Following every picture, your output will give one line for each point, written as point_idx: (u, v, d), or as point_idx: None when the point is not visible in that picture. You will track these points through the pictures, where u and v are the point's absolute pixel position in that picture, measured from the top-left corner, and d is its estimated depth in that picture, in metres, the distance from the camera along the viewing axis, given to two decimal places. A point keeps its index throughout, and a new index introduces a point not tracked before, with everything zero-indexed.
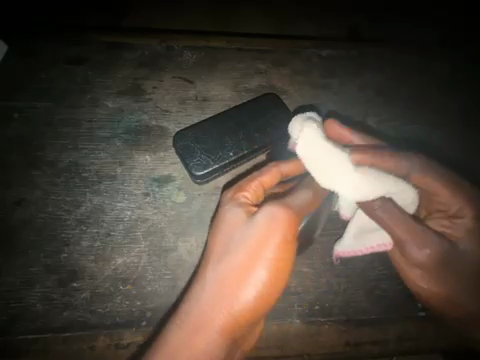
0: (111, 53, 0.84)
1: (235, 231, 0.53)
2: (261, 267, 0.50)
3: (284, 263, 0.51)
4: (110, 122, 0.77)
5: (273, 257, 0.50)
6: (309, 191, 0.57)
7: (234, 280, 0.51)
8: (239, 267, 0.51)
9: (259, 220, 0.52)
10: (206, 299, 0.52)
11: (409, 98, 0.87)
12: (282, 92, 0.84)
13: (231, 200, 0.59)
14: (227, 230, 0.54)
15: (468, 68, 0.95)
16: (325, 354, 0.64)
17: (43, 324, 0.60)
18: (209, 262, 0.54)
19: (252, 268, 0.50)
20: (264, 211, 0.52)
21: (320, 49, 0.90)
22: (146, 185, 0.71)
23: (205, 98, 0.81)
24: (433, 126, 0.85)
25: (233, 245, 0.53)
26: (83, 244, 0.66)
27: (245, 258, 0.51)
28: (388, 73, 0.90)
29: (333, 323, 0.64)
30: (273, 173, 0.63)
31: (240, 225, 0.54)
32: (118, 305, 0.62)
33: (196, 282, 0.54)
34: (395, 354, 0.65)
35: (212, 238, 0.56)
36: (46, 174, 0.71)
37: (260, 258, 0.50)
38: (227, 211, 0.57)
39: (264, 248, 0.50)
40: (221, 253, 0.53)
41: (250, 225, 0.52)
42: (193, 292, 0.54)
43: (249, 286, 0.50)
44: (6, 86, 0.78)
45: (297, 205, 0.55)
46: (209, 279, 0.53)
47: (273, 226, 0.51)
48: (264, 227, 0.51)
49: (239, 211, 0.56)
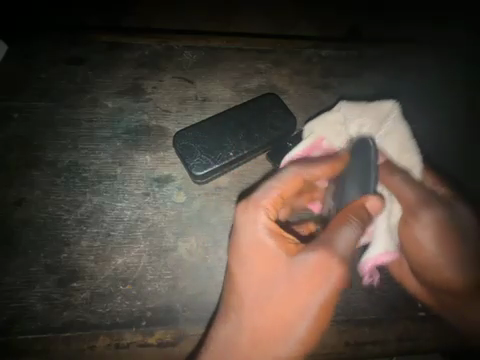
0: (112, 53, 0.84)
1: (268, 279, 0.56)
2: (307, 315, 0.55)
3: (324, 309, 0.55)
4: (110, 122, 0.77)
5: (318, 308, 0.54)
6: (352, 227, 0.55)
7: (277, 323, 0.56)
8: (277, 312, 0.56)
9: (302, 265, 0.54)
10: (245, 336, 0.57)
11: (408, 98, 0.87)
12: (283, 91, 0.84)
13: (258, 223, 0.57)
14: (266, 273, 0.56)
15: (468, 69, 0.95)
16: (327, 354, 0.63)
17: (43, 324, 0.60)
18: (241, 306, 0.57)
19: (298, 312, 0.55)
20: (309, 259, 0.54)
21: (320, 49, 0.90)
22: (146, 185, 0.71)
23: (205, 98, 0.81)
24: (433, 127, 0.85)
25: (275, 292, 0.56)
26: (83, 244, 0.66)
27: (287, 302, 0.55)
28: (388, 73, 0.90)
29: (333, 323, 0.64)
30: (294, 180, 0.59)
31: (274, 274, 0.56)
32: (118, 305, 0.62)
33: (232, 316, 0.58)
34: (395, 354, 0.64)
35: (243, 276, 0.57)
36: (46, 173, 0.71)
37: (300, 303, 0.55)
38: (249, 242, 0.57)
39: (310, 298, 0.54)
40: (260, 297, 0.56)
41: (293, 270, 0.55)
42: (230, 325, 0.58)
43: (294, 330, 0.55)
44: (6, 87, 0.78)
45: (343, 248, 0.54)
46: (252, 321, 0.57)
47: (322, 276, 0.53)
48: (309, 275, 0.54)
49: (270, 243, 0.56)
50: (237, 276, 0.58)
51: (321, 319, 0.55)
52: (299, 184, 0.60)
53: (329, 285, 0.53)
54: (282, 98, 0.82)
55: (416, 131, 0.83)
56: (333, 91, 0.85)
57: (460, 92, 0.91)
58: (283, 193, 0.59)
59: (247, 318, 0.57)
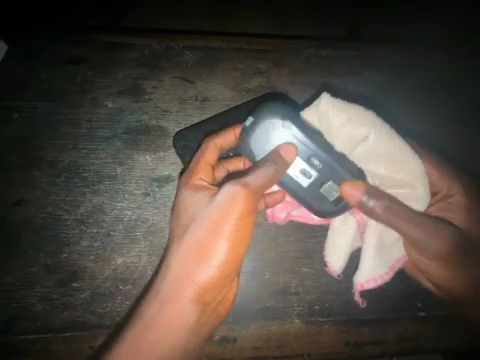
0: (111, 53, 0.84)
1: (189, 220, 0.54)
2: (221, 239, 0.51)
3: (239, 238, 0.52)
4: (110, 122, 0.77)
5: (232, 228, 0.51)
6: (266, 166, 0.56)
7: (197, 255, 0.52)
8: (196, 249, 0.52)
9: (215, 199, 0.52)
10: (172, 277, 0.53)
11: (407, 99, 0.88)
12: (282, 91, 0.84)
13: (186, 189, 0.59)
14: (187, 219, 0.55)
15: (468, 69, 0.95)
16: (325, 353, 0.64)
17: (43, 324, 0.60)
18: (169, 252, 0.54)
19: (213, 240, 0.51)
20: (221, 192, 0.52)
21: (320, 49, 0.90)
22: (146, 185, 0.71)
23: (205, 99, 0.81)
24: (433, 127, 0.85)
25: (192, 226, 0.53)
26: (83, 244, 0.66)
27: (207, 232, 0.51)
28: (389, 73, 0.90)
29: (333, 323, 0.64)
30: (213, 150, 0.63)
31: (195, 214, 0.54)
32: (118, 305, 0.62)
33: (163, 264, 0.55)
34: (395, 354, 0.65)
35: (176, 226, 0.57)
36: (46, 173, 0.71)
37: (216, 239, 0.51)
38: (183, 198, 0.58)
39: (223, 226, 0.51)
40: (181, 234, 0.54)
41: (207, 207, 0.53)
42: (162, 271, 0.54)
43: (213, 258, 0.51)
44: (6, 86, 0.78)
45: (256, 181, 0.53)
46: (175, 261, 0.52)
47: (230, 206, 0.51)
48: (221, 206, 0.51)
49: (197, 198, 0.56)
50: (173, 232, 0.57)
51: (235, 255, 0.52)
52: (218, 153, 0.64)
53: (238, 209, 0.51)
54: (282, 98, 0.82)
55: (415, 132, 0.83)
56: (332, 91, 0.85)
57: (460, 92, 0.91)
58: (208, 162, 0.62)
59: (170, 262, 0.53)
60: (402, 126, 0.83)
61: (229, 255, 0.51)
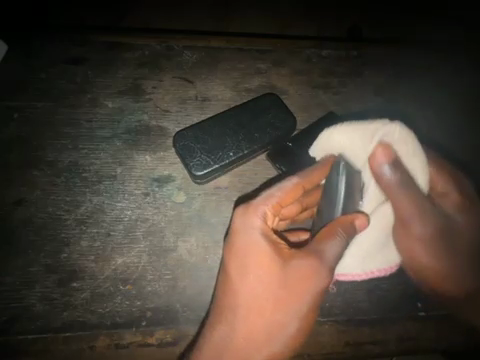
0: (111, 53, 0.84)
1: (263, 281, 0.55)
2: (295, 314, 0.55)
3: (311, 312, 0.56)
4: (110, 122, 0.77)
5: (304, 304, 0.55)
6: (340, 239, 0.56)
7: (266, 324, 0.55)
8: (266, 313, 0.55)
9: (292, 268, 0.55)
10: (237, 340, 0.55)
11: (408, 97, 0.87)
12: (283, 92, 0.84)
13: (253, 228, 0.56)
14: (260, 276, 0.55)
15: (468, 69, 0.95)
16: (326, 354, 0.64)
17: (43, 324, 0.60)
18: (233, 309, 0.56)
19: (287, 312, 0.55)
20: (302, 262, 0.55)
21: (320, 49, 0.90)
22: (146, 185, 0.71)
23: (205, 99, 0.81)
24: (434, 126, 0.84)
25: (263, 293, 0.55)
26: (83, 244, 0.66)
27: (277, 302, 0.55)
28: (388, 72, 0.90)
29: (333, 323, 0.64)
30: (295, 188, 0.59)
31: (268, 276, 0.55)
32: (118, 305, 0.62)
33: (223, 320, 0.56)
34: (396, 354, 0.65)
35: (232, 279, 0.56)
36: (46, 173, 0.71)
37: (289, 305, 0.55)
38: (244, 241, 0.56)
39: (298, 303, 0.55)
40: (250, 297, 0.55)
41: (286, 272, 0.55)
42: (226, 324, 0.56)
43: (287, 331, 0.55)
44: (6, 87, 0.78)
45: (332, 254, 0.56)
46: (245, 327, 0.55)
47: (309, 281, 0.54)
48: (300, 278, 0.55)
49: (264, 248, 0.55)
50: (231, 283, 0.56)
51: (306, 326, 0.56)
52: (300, 192, 0.60)
53: (317, 283, 0.55)
54: (282, 98, 0.82)
55: (415, 131, 0.83)
56: (333, 91, 0.85)
57: (460, 92, 0.91)
58: (280, 201, 0.58)
59: (234, 322, 0.55)
60: (403, 126, 0.83)
61: (300, 330, 0.56)
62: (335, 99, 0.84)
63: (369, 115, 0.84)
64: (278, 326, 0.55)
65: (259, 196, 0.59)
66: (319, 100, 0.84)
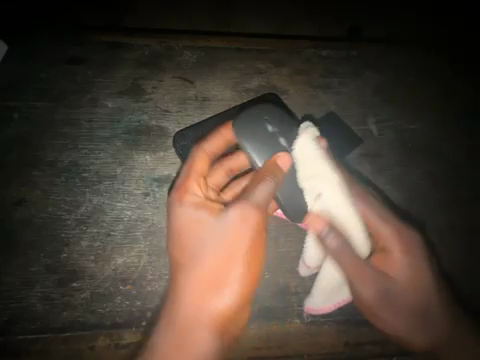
0: (111, 52, 0.84)
1: (197, 240, 0.59)
2: (239, 262, 0.58)
3: (255, 259, 0.59)
4: (110, 122, 0.77)
5: (246, 251, 0.58)
6: (268, 183, 0.60)
7: (212, 283, 0.57)
8: (213, 274, 0.57)
9: (227, 221, 0.59)
10: (190, 306, 0.57)
11: (408, 98, 0.88)
12: (282, 92, 0.84)
13: (181, 203, 0.63)
14: (192, 234, 0.60)
15: (469, 68, 0.95)
16: (326, 354, 0.64)
17: (43, 324, 0.60)
18: (181, 272, 0.59)
19: (229, 265, 0.58)
20: (229, 213, 0.59)
21: (320, 49, 0.90)
22: (146, 185, 0.71)
23: (205, 99, 0.81)
24: (433, 128, 0.85)
25: (203, 247, 0.59)
26: (83, 244, 0.66)
27: (216, 262, 0.58)
28: (388, 72, 0.90)
29: (333, 323, 0.64)
30: (203, 158, 0.67)
31: (199, 233, 0.60)
32: (118, 305, 0.62)
33: (174, 290, 0.59)
34: (397, 354, 0.64)
35: (174, 248, 0.61)
36: (46, 173, 0.71)
37: (233, 254, 0.58)
38: (182, 214, 0.62)
39: (238, 251, 0.58)
40: (191, 259, 0.59)
41: (219, 226, 0.59)
42: (177, 296, 0.58)
43: (228, 283, 0.57)
44: (6, 86, 0.78)
45: (264, 201, 0.59)
46: (187, 287, 0.58)
47: (245, 227, 0.58)
48: (236, 228, 0.58)
49: (196, 215, 0.61)
50: (176, 249, 0.61)
51: (254, 271, 0.59)
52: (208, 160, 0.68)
53: (249, 228, 0.58)
54: (282, 99, 0.82)
55: (414, 132, 0.84)
56: (332, 91, 0.85)
57: (460, 93, 0.91)
58: (199, 172, 0.66)
59: (185, 282, 0.58)
60: (403, 126, 0.84)
61: (244, 281, 0.58)
62: (335, 99, 0.85)
63: (369, 115, 0.84)
64: (224, 281, 0.58)
65: (181, 175, 0.66)
66: (319, 100, 0.84)
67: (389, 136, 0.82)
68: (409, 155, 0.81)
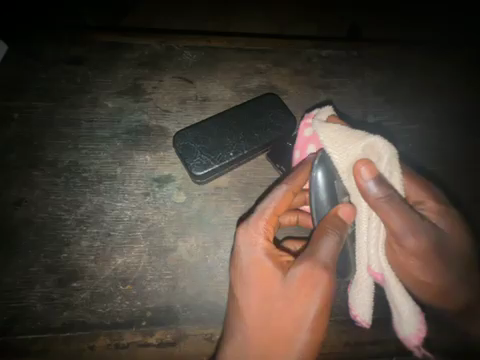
0: (111, 53, 0.84)
1: (269, 298, 0.53)
2: (307, 327, 0.51)
3: (318, 331, 0.52)
4: (110, 122, 0.77)
5: (313, 315, 0.51)
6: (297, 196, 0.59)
7: (272, 347, 0.52)
8: (273, 335, 0.52)
9: (291, 282, 0.52)
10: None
11: (409, 97, 0.88)
12: (283, 92, 0.84)
13: (250, 247, 0.55)
14: (261, 290, 0.53)
15: (467, 68, 0.95)
16: (326, 353, 0.63)
17: (43, 324, 0.60)
18: (243, 329, 0.54)
19: (291, 323, 0.52)
20: (294, 273, 0.52)
21: (320, 49, 0.90)
22: (146, 185, 0.71)
23: (205, 99, 0.81)
24: (433, 127, 0.85)
25: (272, 310, 0.52)
26: (83, 244, 0.66)
27: (289, 323, 0.52)
28: (387, 71, 0.90)
29: (333, 323, 0.65)
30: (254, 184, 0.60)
31: (273, 293, 0.53)
32: (118, 305, 0.62)
33: (229, 341, 0.55)
34: (396, 355, 0.63)
35: (237, 301, 0.55)
36: (46, 173, 0.71)
37: (299, 319, 0.51)
38: (246, 260, 0.55)
39: (306, 313, 0.51)
40: (263, 318, 0.53)
41: (284, 284, 0.52)
42: (236, 352, 0.54)
43: (293, 351, 0.52)
44: (6, 86, 0.78)
45: (325, 254, 0.52)
46: (251, 350, 0.53)
47: (306, 295, 0.51)
48: (298, 290, 0.51)
49: (268, 264, 0.53)
50: (238, 303, 0.55)
51: (318, 332, 0.52)
52: None
53: (318, 291, 0.51)
54: (282, 98, 0.82)
55: (415, 132, 0.83)
56: (332, 91, 0.85)
57: (460, 93, 0.91)
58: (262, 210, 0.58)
59: (242, 338, 0.54)
60: (403, 126, 0.84)
61: (310, 344, 0.51)
62: (335, 99, 0.85)
63: (368, 115, 0.84)
64: (284, 344, 0.52)
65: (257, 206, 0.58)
66: (319, 100, 0.84)
67: (389, 136, 0.82)
68: (409, 155, 0.80)
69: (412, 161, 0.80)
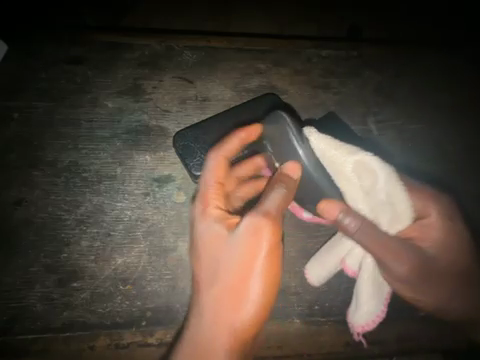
0: (111, 53, 0.84)
1: (220, 254, 0.54)
2: (256, 274, 0.53)
3: (271, 278, 0.54)
4: (110, 122, 0.77)
5: (262, 263, 0.53)
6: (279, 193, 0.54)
7: (229, 300, 0.54)
8: (229, 287, 0.54)
9: (239, 234, 0.53)
10: (207, 318, 0.54)
11: (408, 97, 0.88)
12: (283, 91, 0.84)
13: (202, 217, 0.58)
14: (213, 250, 0.55)
15: (468, 68, 0.95)
16: (325, 353, 0.64)
17: (43, 324, 0.60)
18: (202, 290, 0.55)
19: (245, 274, 0.53)
20: (243, 226, 0.53)
21: (320, 49, 0.90)
22: (146, 185, 0.71)
23: (205, 98, 0.81)
24: (433, 127, 0.85)
25: (223, 265, 0.54)
26: (83, 244, 0.66)
27: (239, 275, 0.53)
28: (387, 71, 0.90)
29: (333, 323, 0.65)
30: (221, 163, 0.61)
31: (223, 247, 0.54)
32: (118, 305, 0.62)
33: (194, 308, 0.56)
34: (396, 354, 0.65)
35: (199, 267, 0.57)
36: (46, 173, 0.71)
37: (250, 267, 0.53)
38: (203, 229, 0.57)
39: (255, 263, 0.53)
40: (216, 275, 0.55)
41: (231, 240, 0.54)
42: (196, 309, 0.56)
43: (246, 297, 0.53)
44: (6, 86, 0.78)
45: (273, 206, 0.54)
46: (208, 301, 0.55)
47: (256, 243, 0.52)
48: (245, 244, 0.53)
49: (217, 228, 0.56)
50: (197, 268, 0.57)
51: (271, 277, 0.54)
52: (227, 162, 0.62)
53: (265, 238, 0.52)
54: (282, 98, 0.82)
55: (415, 132, 0.84)
56: (332, 91, 0.85)
57: (460, 93, 0.91)
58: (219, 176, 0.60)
59: (202, 300, 0.55)
60: (403, 126, 0.84)
61: (262, 291, 0.53)
62: (335, 99, 0.85)
63: (368, 115, 0.84)
64: (241, 292, 0.53)
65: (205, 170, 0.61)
66: (319, 100, 0.84)
67: (389, 136, 0.82)
68: (408, 155, 0.81)
69: (412, 161, 0.80)
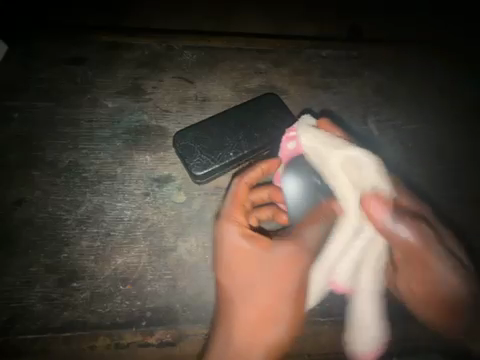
0: (111, 53, 0.84)
1: (255, 274, 0.60)
2: (288, 300, 0.59)
3: (300, 299, 0.60)
4: (110, 122, 0.77)
5: (296, 287, 0.59)
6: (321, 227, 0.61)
7: (264, 317, 0.59)
8: (264, 306, 0.59)
9: (274, 256, 0.60)
10: (245, 333, 0.58)
11: (408, 97, 0.88)
12: (283, 91, 0.84)
13: (230, 230, 0.62)
14: (249, 269, 0.60)
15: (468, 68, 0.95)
16: (326, 353, 0.63)
17: (43, 324, 0.60)
18: (235, 305, 0.59)
19: (277, 298, 0.59)
20: (281, 251, 0.60)
21: (320, 49, 0.90)
22: (146, 185, 0.71)
23: (205, 99, 0.81)
24: (433, 127, 0.85)
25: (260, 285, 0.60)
26: (83, 244, 0.66)
27: (276, 293, 0.59)
28: (387, 71, 0.90)
29: (333, 323, 0.65)
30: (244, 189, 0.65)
31: (258, 268, 0.60)
32: (118, 305, 0.62)
33: (223, 320, 0.59)
34: (397, 354, 0.64)
35: (231, 284, 0.60)
36: (46, 173, 0.71)
37: (287, 290, 0.59)
38: (230, 241, 0.61)
39: (288, 286, 0.59)
40: (251, 293, 0.60)
41: (273, 256, 0.60)
42: (229, 329, 0.58)
43: (281, 317, 0.59)
44: (6, 86, 0.78)
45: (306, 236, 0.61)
46: (241, 318, 0.59)
47: (291, 268, 0.59)
48: (281, 267, 0.60)
49: (248, 247, 0.61)
50: (222, 284, 0.61)
51: (298, 306, 0.60)
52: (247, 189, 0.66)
53: (300, 265, 0.59)
54: (282, 98, 0.82)
55: (415, 132, 0.84)
56: (332, 91, 0.85)
57: (460, 93, 0.91)
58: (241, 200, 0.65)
59: (239, 317, 0.59)
60: (403, 126, 0.84)
61: (291, 315, 0.59)
62: (335, 99, 0.85)
63: (368, 115, 0.84)
64: (276, 314, 0.59)
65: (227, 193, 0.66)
66: (319, 100, 0.84)
67: (389, 136, 0.82)
68: (408, 155, 0.81)
69: (412, 161, 0.80)
